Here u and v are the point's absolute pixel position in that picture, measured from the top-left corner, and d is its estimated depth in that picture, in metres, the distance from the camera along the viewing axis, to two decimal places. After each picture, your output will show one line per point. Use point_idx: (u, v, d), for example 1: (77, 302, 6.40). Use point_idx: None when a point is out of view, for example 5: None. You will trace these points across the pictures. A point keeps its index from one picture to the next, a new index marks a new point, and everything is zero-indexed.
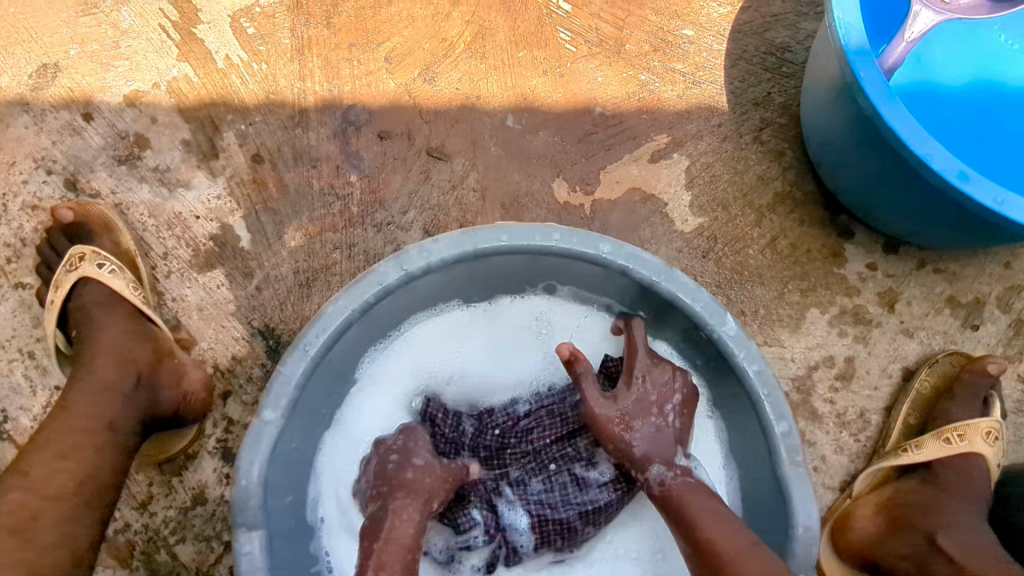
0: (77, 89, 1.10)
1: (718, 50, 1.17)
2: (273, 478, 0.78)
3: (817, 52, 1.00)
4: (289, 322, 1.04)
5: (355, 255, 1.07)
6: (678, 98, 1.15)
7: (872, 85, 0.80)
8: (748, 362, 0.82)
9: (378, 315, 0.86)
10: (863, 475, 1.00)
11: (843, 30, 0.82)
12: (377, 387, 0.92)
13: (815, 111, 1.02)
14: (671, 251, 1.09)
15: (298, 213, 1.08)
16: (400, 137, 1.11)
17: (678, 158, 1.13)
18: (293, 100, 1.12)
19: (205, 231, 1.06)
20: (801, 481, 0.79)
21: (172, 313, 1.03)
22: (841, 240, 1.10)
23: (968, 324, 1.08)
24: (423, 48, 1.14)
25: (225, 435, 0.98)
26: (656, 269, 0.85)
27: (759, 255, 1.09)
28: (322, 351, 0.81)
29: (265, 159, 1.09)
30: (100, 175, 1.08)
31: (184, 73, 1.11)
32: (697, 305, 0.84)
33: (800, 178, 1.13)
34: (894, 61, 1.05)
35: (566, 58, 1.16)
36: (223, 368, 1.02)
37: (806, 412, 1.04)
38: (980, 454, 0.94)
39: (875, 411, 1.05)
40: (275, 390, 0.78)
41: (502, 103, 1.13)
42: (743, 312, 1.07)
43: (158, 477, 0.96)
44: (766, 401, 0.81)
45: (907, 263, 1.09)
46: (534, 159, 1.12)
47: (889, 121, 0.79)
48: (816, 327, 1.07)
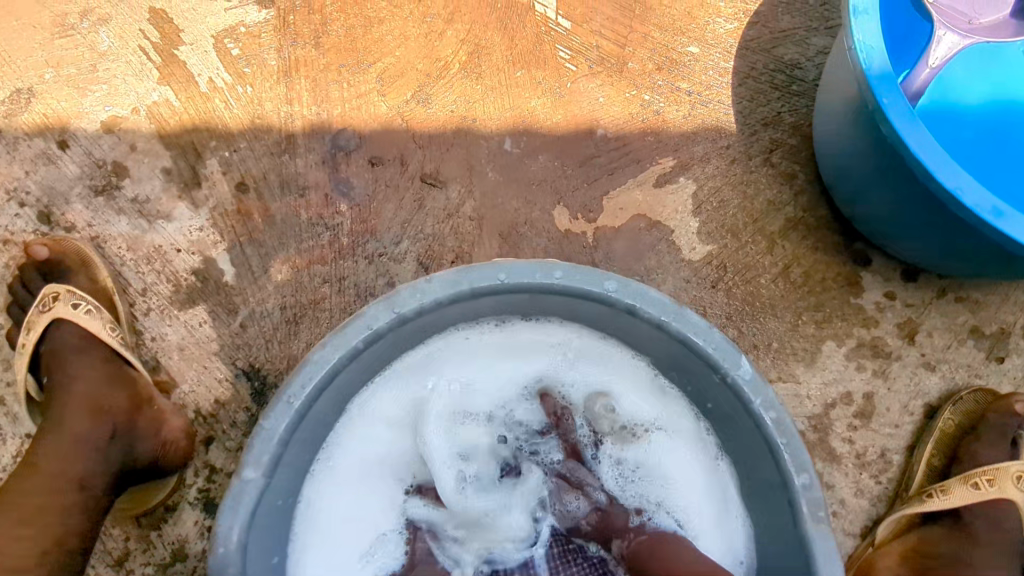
0: (52, 115, 1.05)
1: (726, 68, 1.12)
2: (253, 542, 0.72)
3: (832, 72, 0.95)
4: (275, 362, 0.98)
5: (345, 289, 1.01)
6: (684, 119, 1.10)
7: (895, 112, 0.75)
8: (765, 408, 0.76)
9: (368, 359, 0.81)
10: (886, 522, 0.92)
11: (864, 53, 0.77)
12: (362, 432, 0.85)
13: (831, 134, 0.96)
14: (679, 281, 1.04)
15: (285, 245, 1.02)
16: (392, 163, 1.06)
17: (685, 183, 1.07)
18: (280, 124, 1.06)
19: (187, 265, 1.00)
20: (826, 539, 0.73)
21: (151, 353, 0.97)
22: (857, 268, 1.04)
23: (993, 356, 1.02)
24: (416, 68, 1.09)
25: (207, 484, 0.92)
26: (665, 308, 0.79)
27: (771, 285, 1.04)
28: (308, 402, 0.75)
29: (250, 187, 1.04)
30: (75, 206, 1.02)
31: (165, 98, 1.06)
32: (710, 347, 0.78)
33: (813, 203, 1.07)
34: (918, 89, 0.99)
35: (567, 77, 1.10)
36: (205, 413, 0.95)
37: (824, 452, 0.97)
38: (1014, 501, 0.87)
39: (897, 450, 0.98)
40: (256, 446, 0.72)
41: (499, 126, 1.08)
42: (755, 346, 1.01)
43: (134, 531, 0.90)
44: (785, 451, 0.75)
45: (928, 291, 1.04)
46: (534, 185, 1.06)
47: (916, 154, 0.74)
48: (832, 360, 1.01)
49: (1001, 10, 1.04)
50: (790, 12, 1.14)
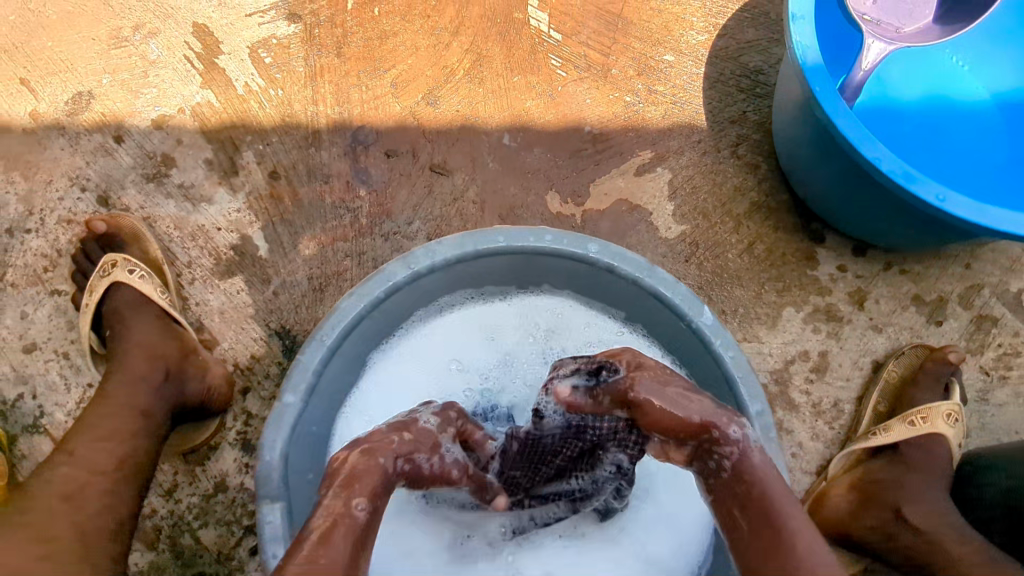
0: (109, 114, 1.20)
1: (697, 74, 1.28)
2: (292, 456, 0.86)
3: (782, 72, 1.11)
4: (304, 324, 1.12)
5: (364, 262, 1.15)
6: (661, 117, 1.25)
7: (826, 97, 0.90)
8: (723, 348, 0.91)
9: (387, 312, 0.95)
10: (838, 458, 1.07)
11: (800, 51, 0.92)
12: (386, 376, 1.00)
13: (784, 124, 1.12)
14: (657, 256, 1.18)
15: (312, 224, 1.17)
16: (405, 155, 1.21)
17: (662, 171, 1.22)
18: (308, 122, 1.22)
19: (226, 242, 1.15)
20: (775, 455, 0.87)
21: (195, 317, 1.12)
22: (813, 244, 1.19)
23: (933, 320, 1.16)
24: (426, 74, 1.25)
25: (244, 428, 1.06)
26: (639, 266, 0.94)
27: (737, 259, 1.18)
28: (338, 342, 0.89)
29: (281, 175, 1.19)
30: (130, 192, 1.17)
31: (207, 99, 1.21)
32: (677, 298, 0.92)
33: (774, 188, 1.22)
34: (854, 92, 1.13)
35: (557, 82, 1.26)
36: (242, 365, 1.10)
37: (784, 402, 1.12)
38: (943, 434, 1.02)
39: (848, 400, 1.13)
40: (296, 375, 0.86)
41: (498, 123, 1.23)
42: (724, 311, 1.16)
43: (183, 466, 1.03)
44: (741, 384, 0.89)
45: (875, 264, 1.18)
46: (529, 174, 1.22)
47: (842, 130, 0.89)
48: (791, 324, 1.15)
49: (919, 20, 1.16)
50: (754, 26, 1.31)
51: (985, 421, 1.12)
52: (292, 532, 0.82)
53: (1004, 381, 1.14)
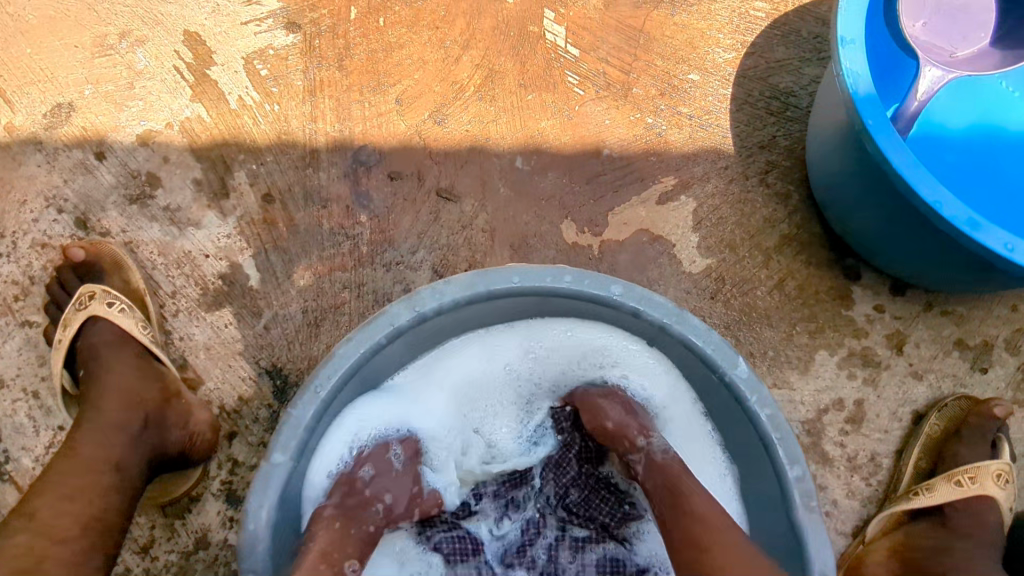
0: (90, 128, 1.11)
1: (723, 95, 1.19)
2: (281, 522, 0.77)
3: (823, 97, 1.02)
4: (297, 362, 1.03)
5: (364, 295, 1.07)
6: (685, 141, 1.17)
7: (879, 132, 0.82)
8: (760, 406, 0.82)
9: (389, 356, 0.86)
10: (875, 519, 0.98)
11: (851, 79, 0.85)
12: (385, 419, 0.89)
13: (823, 154, 1.03)
14: (680, 292, 1.10)
15: (308, 252, 1.08)
16: (410, 178, 1.12)
17: (685, 200, 1.14)
18: (305, 140, 1.13)
19: (214, 270, 1.06)
20: (817, 529, 0.78)
21: (179, 352, 1.03)
22: (848, 282, 1.10)
23: (977, 366, 1.07)
24: (433, 90, 1.16)
25: (229, 477, 0.97)
26: (669, 311, 0.85)
27: (766, 297, 1.10)
28: (333, 393, 0.80)
29: (276, 198, 1.10)
30: (111, 214, 1.08)
31: (197, 114, 1.12)
32: (709, 348, 0.83)
33: (806, 220, 1.14)
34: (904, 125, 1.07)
35: (575, 101, 1.17)
36: (229, 407, 1.01)
37: (817, 455, 1.03)
38: (993, 497, 0.94)
39: (886, 454, 1.04)
40: (286, 432, 0.77)
41: (511, 145, 1.15)
42: (752, 354, 1.07)
43: (160, 520, 0.95)
44: (780, 446, 0.81)
45: (915, 305, 1.10)
46: (543, 200, 1.13)
47: (898, 169, 0.81)
48: (825, 368, 1.07)
49: (973, 45, 1.12)
50: (786, 44, 1.22)
51: None
52: None
53: None
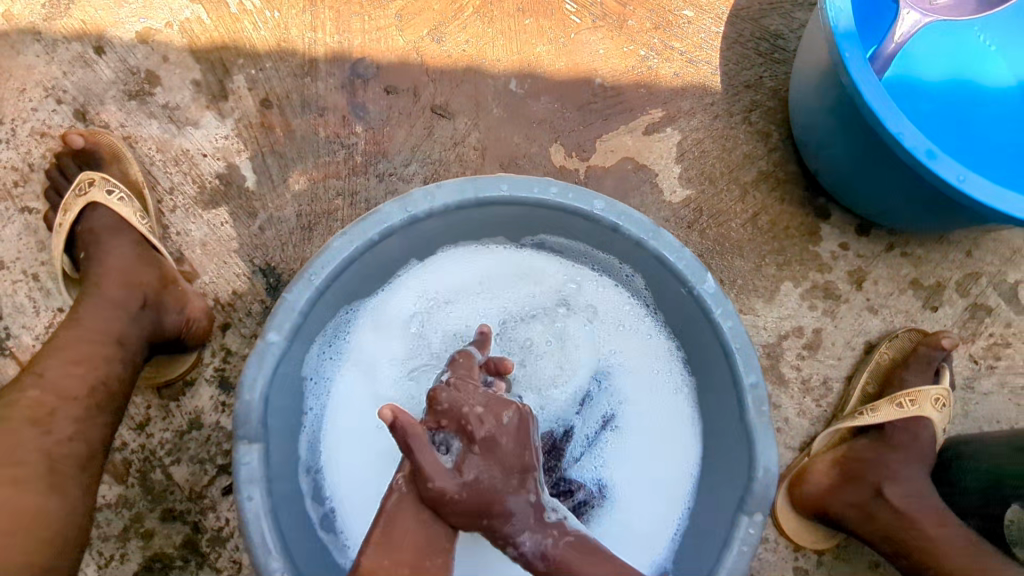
0: (89, 22, 1.11)
1: (716, 33, 1.22)
2: (273, 397, 0.83)
3: (808, 37, 1.06)
4: (290, 262, 1.07)
5: (357, 203, 1.10)
6: (675, 75, 1.20)
7: (854, 65, 0.87)
8: (723, 318, 0.88)
9: (380, 255, 0.91)
10: (822, 435, 1.08)
11: (833, 13, 0.88)
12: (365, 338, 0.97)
13: (804, 93, 1.07)
14: (659, 219, 1.15)
15: (303, 158, 1.11)
16: (405, 93, 1.15)
17: (671, 133, 1.18)
18: (304, 49, 1.14)
19: (212, 170, 1.09)
20: (764, 429, 0.86)
21: (175, 246, 1.06)
22: (817, 220, 1.17)
23: (928, 305, 1.15)
24: (433, 8, 1.18)
25: (222, 365, 1.02)
26: (645, 228, 0.90)
27: (740, 229, 1.16)
28: (326, 283, 0.85)
29: (273, 104, 1.12)
30: (109, 108, 1.10)
31: (197, 14, 1.13)
32: (680, 263, 0.89)
33: (784, 159, 1.19)
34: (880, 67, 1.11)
35: (570, 28, 1.20)
36: (223, 301, 1.05)
37: (774, 376, 1.11)
38: (928, 418, 1.02)
39: (838, 379, 1.13)
40: (280, 315, 0.82)
41: (506, 67, 1.17)
42: (722, 281, 1.14)
43: (156, 401, 1.00)
44: (737, 355, 0.87)
45: (877, 245, 1.17)
46: (534, 123, 1.16)
47: (869, 101, 0.86)
48: (788, 299, 1.14)
49: None
50: None
51: (968, 409, 1.13)
52: (268, 474, 0.80)
53: (992, 370, 1.14)
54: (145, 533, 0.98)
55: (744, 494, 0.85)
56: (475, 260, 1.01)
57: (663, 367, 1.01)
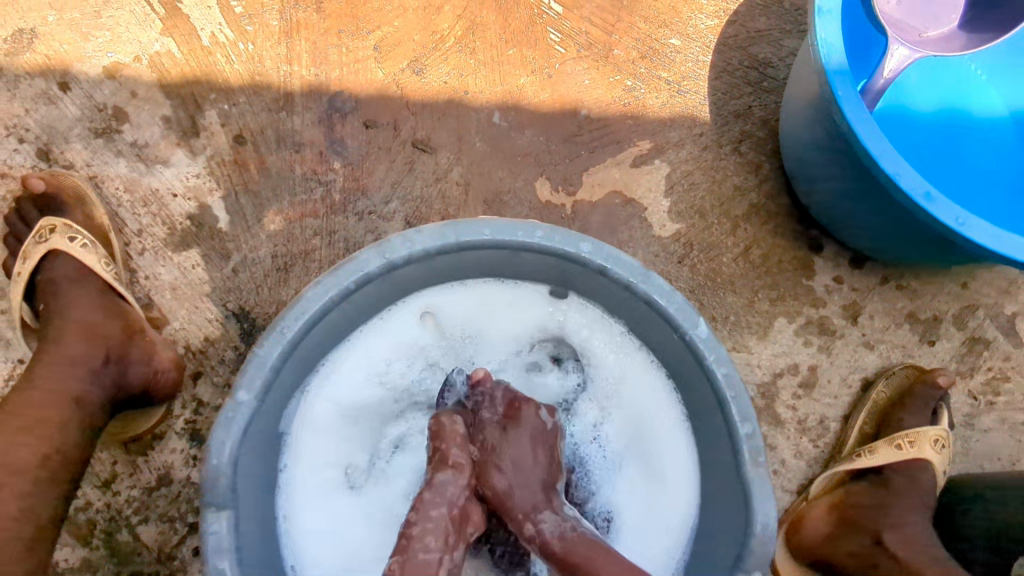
0: (53, 56, 1.07)
1: (703, 61, 1.19)
2: (243, 458, 0.78)
3: (797, 69, 1.04)
4: (265, 306, 1.03)
5: (334, 243, 1.06)
6: (662, 106, 1.17)
7: (848, 103, 0.84)
8: (717, 364, 0.84)
9: (357, 302, 0.86)
10: (820, 478, 1.03)
11: (824, 50, 0.86)
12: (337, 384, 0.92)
13: (793, 126, 1.05)
14: (648, 255, 1.12)
15: (279, 196, 1.07)
16: (385, 127, 1.11)
17: (659, 165, 1.15)
18: (279, 83, 1.10)
19: (182, 210, 1.05)
20: (762, 481, 0.82)
21: (144, 291, 1.02)
22: (810, 253, 1.14)
23: (925, 339, 1.12)
24: (413, 39, 1.14)
25: (193, 417, 0.98)
26: (634, 270, 0.86)
27: (731, 263, 1.12)
28: (300, 335, 0.80)
29: (247, 140, 1.08)
30: (74, 146, 1.05)
31: (167, 48, 1.09)
32: (672, 308, 0.85)
33: (776, 191, 1.16)
34: (872, 102, 1.08)
35: (555, 58, 1.17)
36: (194, 348, 1.01)
37: (769, 417, 1.08)
38: (928, 460, 0.99)
39: (834, 418, 1.09)
40: (250, 371, 0.77)
41: (489, 99, 1.14)
42: (714, 318, 1.10)
43: (122, 456, 0.96)
44: (733, 404, 0.83)
45: (872, 278, 1.14)
46: (518, 157, 1.13)
47: (863, 140, 0.83)
48: (782, 335, 1.10)
49: (944, 25, 1.13)
50: (767, 15, 1.22)
51: (968, 446, 1.10)
52: (238, 542, 0.75)
53: (991, 407, 1.11)
54: None
55: (742, 552, 0.81)
56: (449, 300, 0.96)
57: (659, 405, 0.96)
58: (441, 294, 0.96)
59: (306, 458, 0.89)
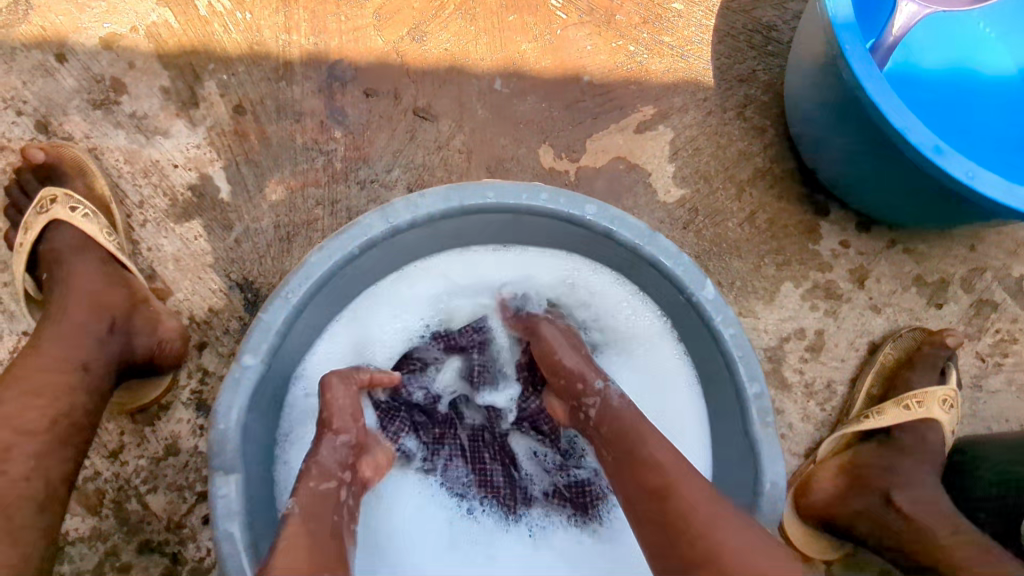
0: (49, 28, 1.05)
1: (707, 26, 1.18)
2: (250, 423, 0.78)
3: (803, 29, 1.03)
4: (269, 276, 1.03)
5: (337, 212, 1.05)
6: (665, 71, 1.16)
7: (856, 56, 0.83)
8: (724, 325, 0.83)
9: (361, 267, 0.86)
10: (828, 440, 1.04)
11: (831, 3, 0.85)
12: (341, 352, 0.92)
13: (799, 87, 1.04)
14: (653, 221, 1.11)
15: (280, 166, 1.06)
16: (386, 96, 1.10)
17: (663, 130, 1.14)
18: (278, 52, 1.09)
19: (183, 181, 1.04)
20: (771, 441, 0.81)
21: (147, 263, 1.02)
22: (816, 217, 1.13)
23: (933, 302, 1.12)
24: (412, 6, 1.12)
25: (200, 386, 0.98)
26: (640, 232, 0.85)
27: (737, 228, 1.11)
28: (305, 300, 0.80)
29: (247, 110, 1.07)
30: (73, 118, 1.04)
31: (164, 18, 1.07)
32: (678, 269, 0.84)
33: (781, 155, 1.15)
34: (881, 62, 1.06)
35: (556, 24, 1.15)
36: (199, 319, 1.01)
37: (777, 380, 1.07)
38: (936, 420, 0.98)
39: (842, 381, 1.09)
40: (255, 336, 0.77)
41: (490, 66, 1.13)
42: (720, 283, 1.10)
43: (129, 426, 0.96)
44: (741, 364, 0.82)
45: (878, 242, 1.13)
46: (521, 124, 1.12)
47: (871, 94, 0.82)
48: (789, 300, 1.10)
49: None
50: None
51: (976, 409, 1.10)
52: (247, 505, 0.75)
53: (999, 368, 1.11)
54: (122, 567, 0.94)
55: (752, 511, 0.81)
56: (454, 266, 0.96)
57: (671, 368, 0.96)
58: (446, 260, 0.95)
59: (309, 426, 0.88)
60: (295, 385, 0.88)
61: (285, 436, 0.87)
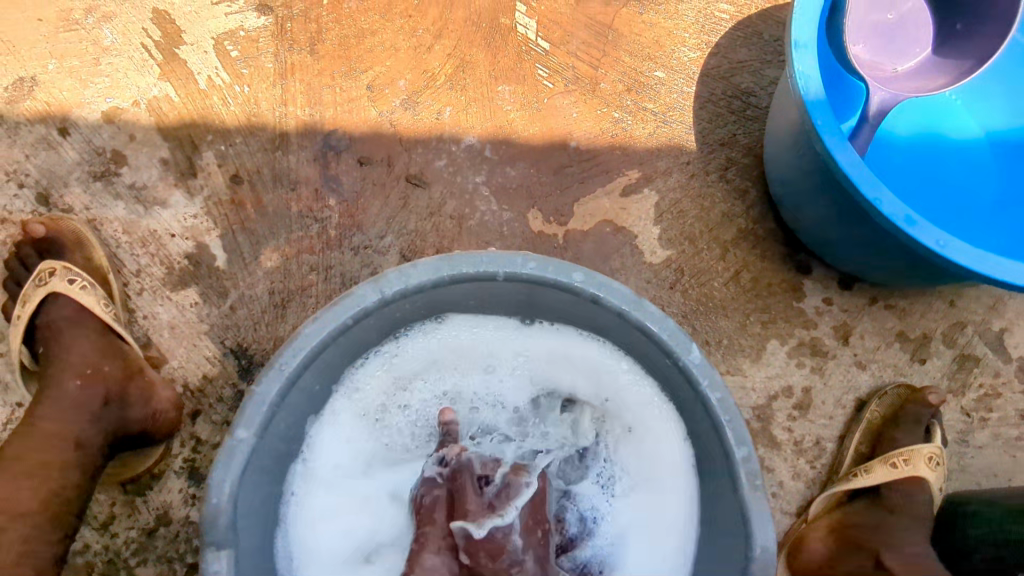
0: (53, 104, 1.09)
1: (688, 92, 1.23)
2: (242, 497, 0.78)
3: (779, 100, 1.07)
4: (262, 343, 1.04)
5: (331, 278, 1.08)
6: (649, 136, 1.20)
7: (827, 133, 0.87)
8: (711, 390, 0.85)
9: (354, 335, 0.87)
10: (819, 499, 1.04)
11: (802, 81, 0.90)
12: (357, 403, 0.94)
13: (777, 155, 1.08)
14: (640, 282, 1.13)
15: (275, 234, 1.08)
16: (379, 163, 1.13)
17: (648, 193, 1.17)
18: (275, 123, 1.13)
19: (180, 249, 1.06)
20: (760, 505, 0.82)
21: (142, 330, 1.03)
22: (799, 276, 1.16)
23: (916, 358, 1.14)
24: (405, 78, 1.17)
25: (192, 455, 0.99)
26: (627, 299, 0.87)
27: (722, 288, 1.14)
28: (298, 370, 0.81)
29: (244, 179, 1.10)
30: (74, 190, 1.07)
31: (165, 92, 1.11)
32: (664, 335, 0.86)
33: (762, 216, 1.18)
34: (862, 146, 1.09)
35: (544, 93, 1.20)
36: (193, 387, 1.02)
37: (766, 439, 1.09)
38: (923, 478, 0.99)
39: (830, 438, 1.10)
40: (249, 410, 0.78)
41: (480, 134, 1.17)
42: (707, 342, 1.12)
43: (121, 497, 0.96)
44: (728, 428, 0.84)
45: (861, 298, 1.16)
46: (510, 189, 1.15)
47: (844, 167, 0.86)
48: (776, 357, 1.12)
49: (910, 59, 1.18)
50: (748, 46, 1.25)
51: (964, 463, 1.11)
52: None
53: (985, 423, 1.12)
54: None
55: None
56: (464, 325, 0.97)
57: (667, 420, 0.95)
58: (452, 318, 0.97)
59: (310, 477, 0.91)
60: (301, 443, 0.91)
61: (291, 489, 0.89)
